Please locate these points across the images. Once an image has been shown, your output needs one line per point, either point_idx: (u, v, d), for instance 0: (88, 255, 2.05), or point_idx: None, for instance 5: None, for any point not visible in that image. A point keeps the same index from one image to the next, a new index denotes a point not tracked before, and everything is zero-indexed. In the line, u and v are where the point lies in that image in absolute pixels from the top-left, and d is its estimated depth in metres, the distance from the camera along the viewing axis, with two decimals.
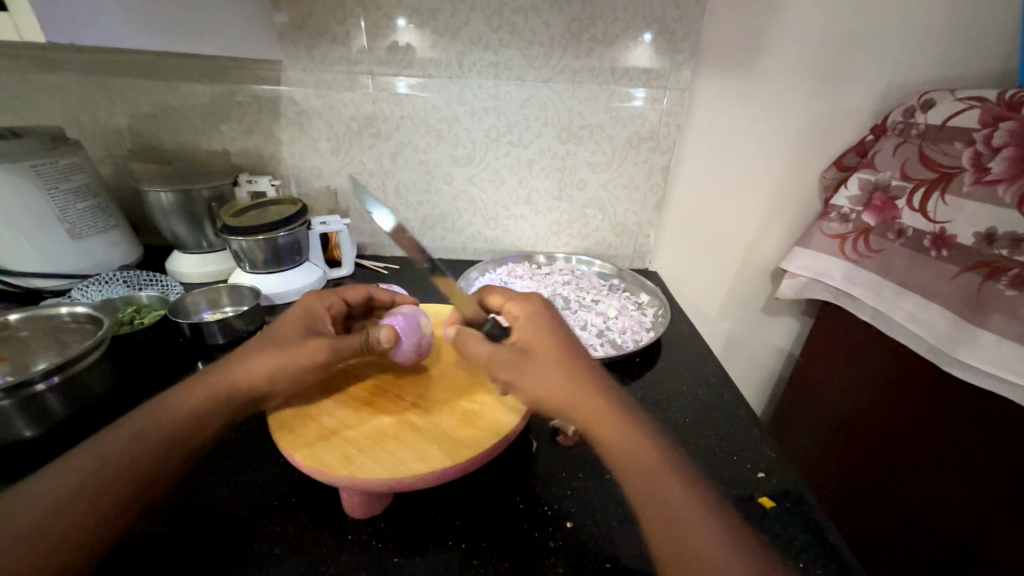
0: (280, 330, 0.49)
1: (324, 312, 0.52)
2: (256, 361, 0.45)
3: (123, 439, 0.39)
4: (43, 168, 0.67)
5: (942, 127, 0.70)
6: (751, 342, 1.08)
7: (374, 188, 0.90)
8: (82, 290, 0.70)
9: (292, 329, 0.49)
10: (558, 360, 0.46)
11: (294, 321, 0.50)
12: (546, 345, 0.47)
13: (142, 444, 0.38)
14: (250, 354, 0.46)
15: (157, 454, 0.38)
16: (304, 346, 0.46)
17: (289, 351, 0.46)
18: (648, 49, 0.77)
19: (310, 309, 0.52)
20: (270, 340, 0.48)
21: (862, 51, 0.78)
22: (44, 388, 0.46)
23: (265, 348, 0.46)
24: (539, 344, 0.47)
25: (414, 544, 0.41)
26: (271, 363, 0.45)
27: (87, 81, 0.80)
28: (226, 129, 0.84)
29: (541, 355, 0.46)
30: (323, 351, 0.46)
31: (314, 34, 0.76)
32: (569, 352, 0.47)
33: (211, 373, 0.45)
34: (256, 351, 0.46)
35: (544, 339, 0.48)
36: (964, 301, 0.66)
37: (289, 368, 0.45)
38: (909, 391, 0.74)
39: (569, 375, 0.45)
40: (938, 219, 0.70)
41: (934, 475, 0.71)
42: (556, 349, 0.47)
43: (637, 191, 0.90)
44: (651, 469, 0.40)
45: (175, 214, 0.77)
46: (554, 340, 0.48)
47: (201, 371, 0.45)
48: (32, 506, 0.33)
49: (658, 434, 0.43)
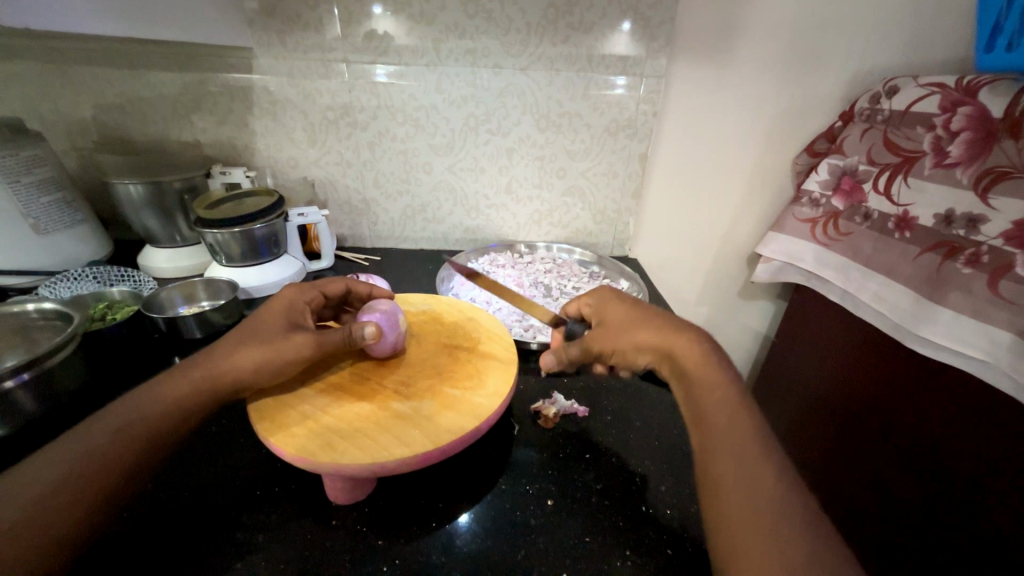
0: (261, 321, 0.49)
1: (304, 305, 0.52)
2: (241, 352, 0.45)
3: (103, 430, 0.38)
4: (3, 160, 0.64)
5: (905, 113, 0.72)
6: (728, 325, 1.11)
7: (352, 178, 0.89)
8: (50, 287, 0.67)
9: (275, 322, 0.48)
10: (630, 320, 0.49)
11: (276, 314, 0.50)
12: (617, 311, 0.50)
13: (123, 436, 0.38)
14: (234, 346, 0.46)
15: (136, 445, 0.38)
16: (288, 339, 0.46)
17: (273, 343, 0.46)
18: (626, 36, 0.77)
19: (292, 302, 0.52)
20: (254, 332, 0.47)
21: (831, 39, 0.80)
22: (13, 385, 0.45)
23: (250, 341, 0.46)
24: (609, 312, 0.51)
25: (399, 526, 0.42)
26: (256, 354, 0.45)
27: (46, 69, 0.77)
28: (197, 119, 0.82)
29: (614, 320, 0.50)
30: (311, 346, 0.46)
31: (286, 20, 0.75)
32: (639, 308, 0.50)
33: (194, 363, 0.44)
34: (240, 342, 0.46)
35: (610, 306, 0.51)
36: (926, 279, 0.69)
37: (274, 359, 0.45)
38: (874, 368, 0.78)
39: (646, 326, 0.47)
40: (901, 201, 0.73)
41: (895, 447, 0.75)
42: (634, 306, 0.50)
43: (615, 179, 0.91)
44: (723, 410, 0.40)
45: (145, 207, 0.75)
46: (623, 304, 0.51)
47: (183, 361, 0.45)
48: (10, 498, 0.33)
49: (733, 381, 0.43)
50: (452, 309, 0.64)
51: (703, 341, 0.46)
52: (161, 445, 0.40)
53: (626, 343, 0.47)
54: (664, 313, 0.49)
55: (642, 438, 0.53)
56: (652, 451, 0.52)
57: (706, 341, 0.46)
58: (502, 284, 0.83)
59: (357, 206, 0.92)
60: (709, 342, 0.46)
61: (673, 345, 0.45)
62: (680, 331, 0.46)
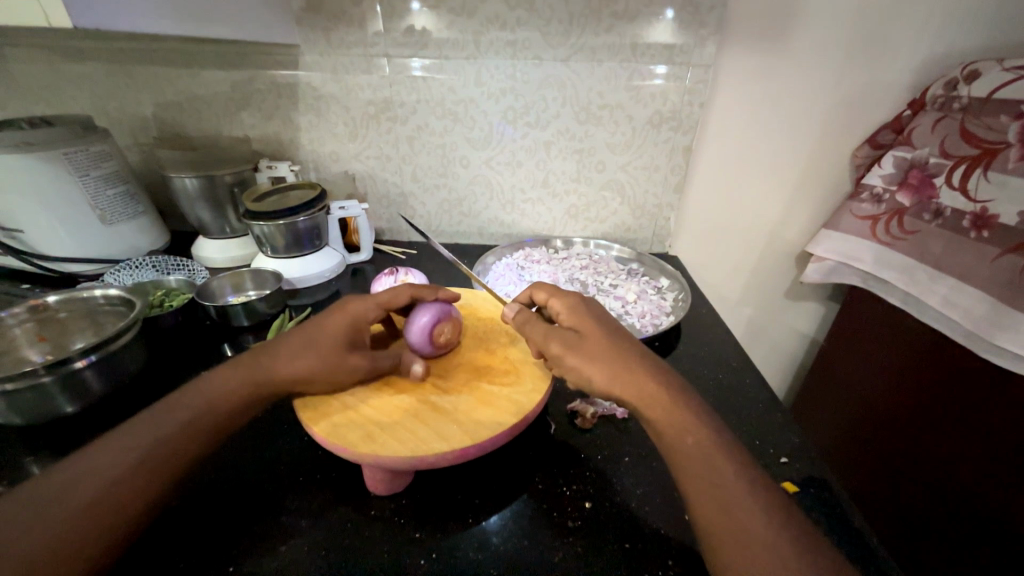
0: (324, 329, 0.48)
1: (366, 314, 0.51)
2: (302, 366, 0.45)
3: (169, 416, 0.41)
4: (75, 155, 0.69)
5: (987, 100, 0.66)
6: (773, 328, 1.06)
7: (391, 173, 0.90)
8: (115, 274, 0.73)
9: (335, 333, 0.47)
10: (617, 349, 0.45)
11: (339, 325, 0.48)
12: (601, 334, 0.46)
13: (185, 422, 0.41)
14: (297, 356, 0.46)
15: (196, 431, 0.41)
16: (349, 361, 0.46)
17: (333, 363, 0.45)
18: (670, 23, 0.74)
19: (355, 316, 0.50)
20: (317, 341, 0.47)
21: (900, 22, 0.74)
22: (82, 366, 0.48)
23: (312, 354, 0.46)
24: (564, 299, 0.51)
25: (435, 520, 0.42)
26: (316, 372, 0.45)
27: (113, 70, 0.82)
28: (246, 115, 0.85)
29: (596, 341, 0.46)
30: (360, 372, 0.46)
31: (331, 17, 0.76)
32: (618, 342, 0.46)
33: (255, 354, 0.47)
34: (303, 353, 0.46)
35: (566, 297, 0.51)
36: (1005, 284, 0.63)
37: (333, 378, 0.45)
38: (939, 378, 0.73)
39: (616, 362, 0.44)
40: (979, 198, 0.66)
41: (965, 462, 0.70)
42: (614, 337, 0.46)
43: (657, 173, 0.88)
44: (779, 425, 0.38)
45: (199, 200, 0.78)
46: (583, 306, 0.49)
47: (246, 352, 0.47)
48: (89, 472, 0.36)
49: None
50: (490, 304, 0.63)
51: (633, 384, 0.43)
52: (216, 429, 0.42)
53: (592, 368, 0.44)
54: (628, 338, 0.47)
55: None
56: None
57: (641, 381, 0.43)
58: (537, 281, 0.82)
59: (395, 200, 0.93)
60: (662, 387, 0.43)
61: (585, 342, 0.46)
62: (614, 350, 0.45)
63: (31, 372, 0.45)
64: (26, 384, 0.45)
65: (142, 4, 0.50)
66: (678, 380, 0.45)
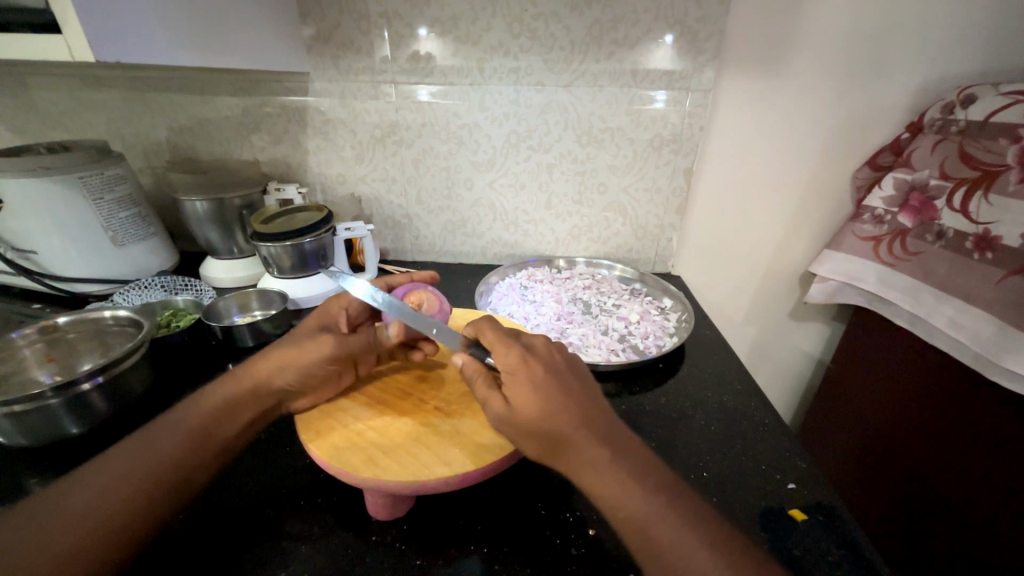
0: (300, 329, 0.51)
1: (340, 310, 0.53)
2: (272, 356, 0.47)
3: (171, 434, 0.41)
4: (91, 179, 0.71)
5: (985, 123, 0.67)
6: (779, 348, 1.05)
7: (396, 194, 0.92)
8: (124, 295, 0.75)
9: (307, 328, 0.50)
10: (555, 420, 0.38)
11: (312, 323, 0.51)
12: (533, 402, 0.39)
13: (185, 440, 0.41)
14: (270, 349, 0.48)
15: (197, 450, 0.41)
16: (314, 342, 0.47)
17: (299, 348, 0.47)
18: (669, 50, 0.76)
19: (327, 312, 0.53)
20: (290, 337, 0.49)
21: (894, 48, 0.75)
22: (89, 388, 0.49)
23: (283, 346, 0.48)
24: (506, 354, 0.42)
25: (436, 547, 0.41)
26: (285, 358, 0.46)
27: (130, 97, 0.85)
28: (256, 139, 0.87)
29: (530, 412, 0.38)
30: (335, 345, 0.47)
31: (341, 46, 0.79)
32: (559, 411, 0.38)
33: (246, 364, 0.48)
34: (275, 346, 0.48)
35: (508, 352, 0.42)
36: (1011, 305, 0.62)
37: (300, 362, 0.46)
38: (947, 400, 0.72)
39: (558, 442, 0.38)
40: (981, 219, 0.67)
41: (975, 486, 0.68)
42: (553, 404, 0.39)
43: (659, 194, 0.89)
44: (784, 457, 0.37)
45: (208, 221, 0.80)
46: (524, 369, 0.40)
47: (240, 363, 0.48)
48: (90, 491, 0.36)
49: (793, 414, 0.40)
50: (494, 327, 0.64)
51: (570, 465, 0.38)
52: (217, 451, 0.42)
53: (529, 443, 0.39)
54: (578, 409, 0.39)
55: (687, 471, 0.51)
56: (700, 484, 0.50)
57: (581, 464, 0.38)
58: (540, 301, 0.83)
59: (400, 221, 0.95)
60: (608, 470, 0.37)
61: (519, 416, 0.39)
62: (553, 422, 0.38)
63: (39, 393, 0.46)
64: (33, 405, 0.46)
65: (161, 37, 0.52)
66: (635, 456, 0.39)
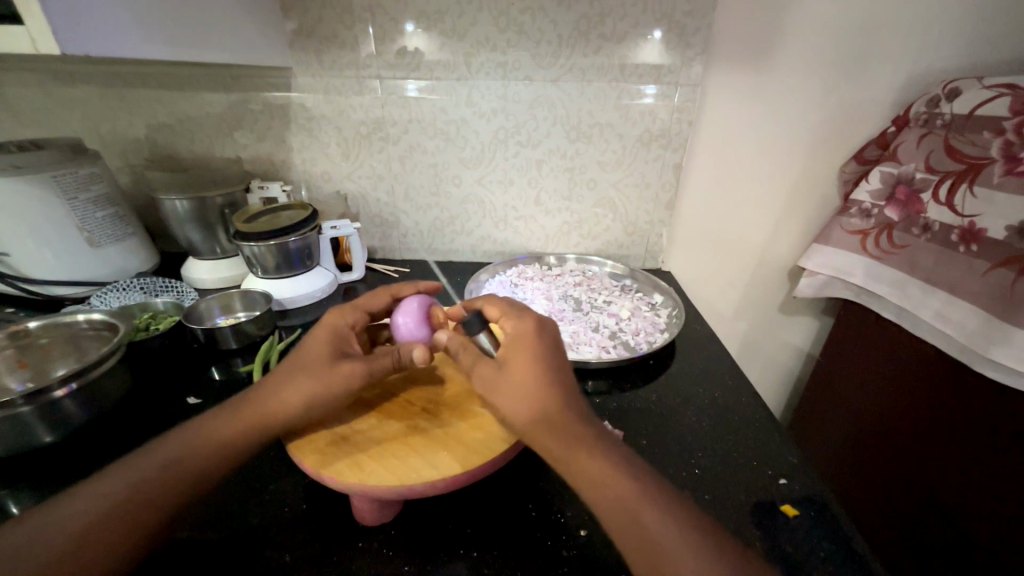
0: (309, 351, 0.46)
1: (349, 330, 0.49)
2: (293, 388, 0.43)
3: (151, 466, 0.39)
4: (64, 177, 0.68)
5: (969, 117, 0.67)
6: (768, 343, 1.05)
7: (382, 192, 0.90)
8: (101, 297, 0.72)
9: (321, 352, 0.46)
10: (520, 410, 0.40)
11: (322, 343, 0.46)
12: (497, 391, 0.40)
13: (167, 473, 0.38)
14: (285, 380, 0.44)
15: (182, 482, 0.38)
16: (338, 370, 0.44)
17: (327, 381, 0.43)
18: (658, 44, 0.75)
19: (335, 329, 0.48)
20: (304, 364, 0.45)
21: (881, 42, 0.76)
22: (62, 395, 0.47)
23: (298, 375, 0.44)
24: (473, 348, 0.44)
25: (425, 552, 0.40)
26: (310, 392, 0.43)
27: (106, 93, 0.82)
28: (239, 136, 0.85)
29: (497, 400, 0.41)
30: (360, 373, 0.44)
31: (323, 40, 0.77)
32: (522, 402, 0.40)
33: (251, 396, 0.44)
34: (291, 376, 0.44)
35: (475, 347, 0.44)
36: (997, 297, 0.63)
37: (327, 394, 0.43)
38: (936, 391, 0.73)
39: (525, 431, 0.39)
40: (966, 212, 0.67)
41: (961, 476, 0.69)
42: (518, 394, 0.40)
43: (648, 190, 0.88)
44: None
45: (189, 221, 0.78)
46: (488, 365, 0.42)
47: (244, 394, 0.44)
48: (67, 521, 0.35)
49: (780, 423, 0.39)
50: None
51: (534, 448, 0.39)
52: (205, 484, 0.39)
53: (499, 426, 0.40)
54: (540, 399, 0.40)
55: (680, 467, 0.51)
56: (691, 480, 0.49)
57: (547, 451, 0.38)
58: (530, 298, 0.82)
59: (387, 218, 0.93)
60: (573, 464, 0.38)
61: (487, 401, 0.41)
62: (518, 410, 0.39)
63: (8, 402, 0.44)
64: (3, 416, 0.44)
65: (136, 35, 0.51)
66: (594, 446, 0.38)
